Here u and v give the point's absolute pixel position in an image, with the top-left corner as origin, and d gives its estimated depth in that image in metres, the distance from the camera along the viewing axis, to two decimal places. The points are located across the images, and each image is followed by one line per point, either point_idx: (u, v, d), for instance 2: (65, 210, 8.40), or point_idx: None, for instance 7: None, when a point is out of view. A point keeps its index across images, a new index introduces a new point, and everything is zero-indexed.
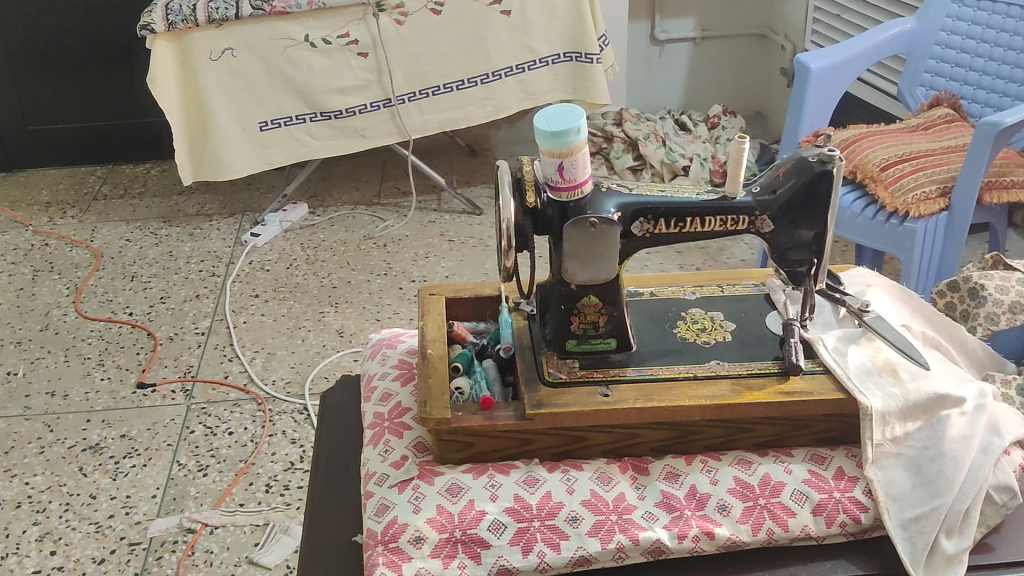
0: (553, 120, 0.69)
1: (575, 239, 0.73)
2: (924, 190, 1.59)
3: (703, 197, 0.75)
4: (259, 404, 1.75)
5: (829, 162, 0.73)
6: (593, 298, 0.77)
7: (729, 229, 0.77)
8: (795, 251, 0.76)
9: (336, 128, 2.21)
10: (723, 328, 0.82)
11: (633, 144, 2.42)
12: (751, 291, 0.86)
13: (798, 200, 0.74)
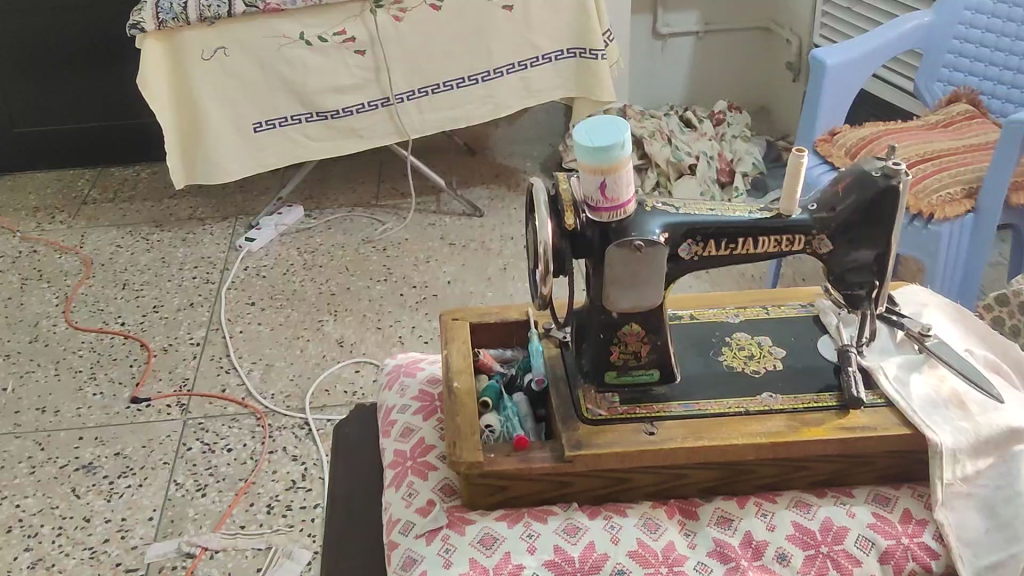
0: (595, 136, 0.63)
1: (618, 263, 0.67)
2: (949, 191, 1.53)
3: (755, 216, 0.69)
4: (258, 419, 1.69)
5: (894, 176, 0.66)
6: (636, 325, 0.71)
7: (783, 250, 0.70)
8: (854, 273, 0.70)
9: (333, 129, 2.14)
10: (772, 355, 0.76)
11: (638, 142, 2.36)
12: (799, 313, 0.80)
13: (858, 216, 0.68)
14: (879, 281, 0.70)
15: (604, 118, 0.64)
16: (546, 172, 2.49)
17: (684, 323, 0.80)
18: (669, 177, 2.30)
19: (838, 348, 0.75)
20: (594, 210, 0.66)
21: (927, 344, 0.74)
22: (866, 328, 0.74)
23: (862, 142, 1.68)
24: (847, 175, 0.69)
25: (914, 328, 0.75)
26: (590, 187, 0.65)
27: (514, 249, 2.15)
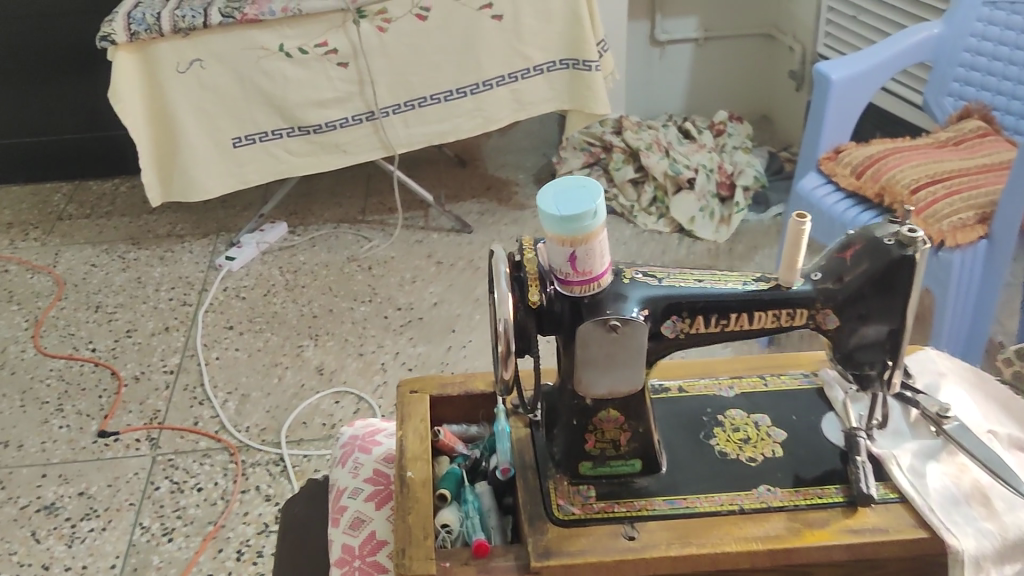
0: (562, 203, 0.54)
1: (592, 344, 0.58)
2: (961, 216, 1.42)
3: (750, 287, 0.61)
4: (231, 454, 1.60)
5: (910, 245, 0.57)
6: (615, 410, 0.63)
7: (784, 323, 0.62)
8: (865, 351, 0.62)
9: (316, 144, 2.05)
10: (772, 438, 0.69)
11: (634, 155, 2.27)
12: (802, 384, 0.73)
13: (870, 288, 0.59)
14: (892, 360, 0.62)
15: (572, 182, 0.56)
16: (539, 184, 2.40)
17: (671, 398, 0.73)
18: (667, 191, 2.21)
19: (846, 430, 0.68)
20: (564, 285, 0.58)
21: (946, 427, 0.65)
22: (875, 409, 0.67)
23: (869, 160, 1.58)
24: (856, 240, 0.60)
25: (931, 408, 0.66)
26: (558, 261, 0.56)
27: None
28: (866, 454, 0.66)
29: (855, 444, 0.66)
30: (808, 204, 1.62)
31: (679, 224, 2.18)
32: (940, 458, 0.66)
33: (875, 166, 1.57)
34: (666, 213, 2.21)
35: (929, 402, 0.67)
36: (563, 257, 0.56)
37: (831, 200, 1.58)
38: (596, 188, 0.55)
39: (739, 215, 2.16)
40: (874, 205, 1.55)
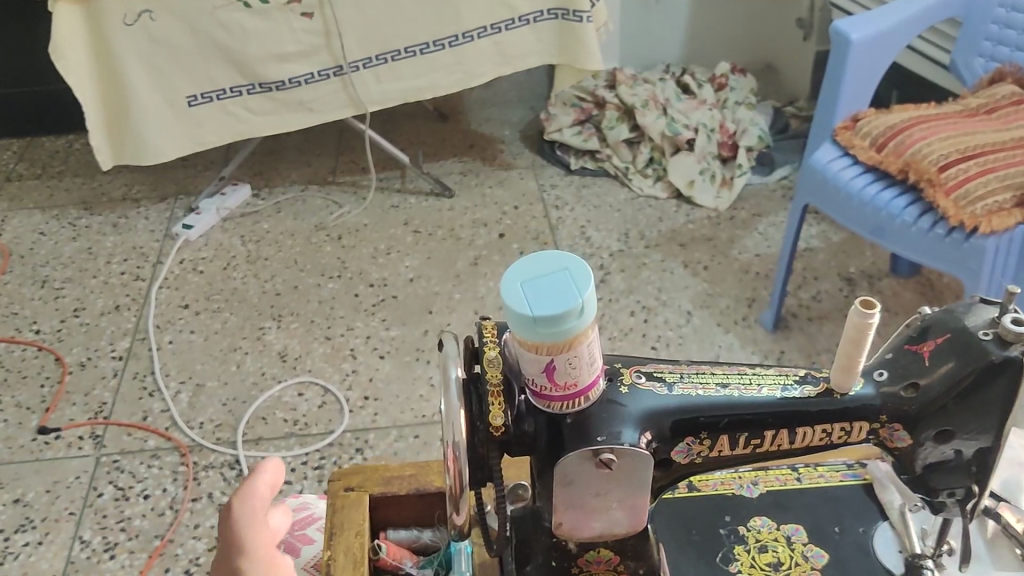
0: (539, 302, 0.44)
1: (578, 480, 0.53)
2: (997, 199, 1.26)
3: (777, 397, 0.57)
4: (181, 456, 1.45)
5: (1016, 343, 0.52)
6: (608, 550, 0.60)
7: (838, 440, 0.60)
8: (942, 477, 0.59)
9: (278, 101, 1.87)
10: (809, 561, 0.67)
11: (629, 112, 2.10)
12: (846, 480, 0.72)
13: (951, 399, 0.55)
14: (978, 486, 0.59)
15: (549, 260, 0.46)
16: (526, 142, 2.22)
17: (684, 498, 0.71)
18: (664, 153, 2.04)
19: (906, 554, 0.66)
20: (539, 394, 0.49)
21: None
22: (943, 537, 0.65)
23: (891, 131, 1.41)
24: (937, 334, 0.56)
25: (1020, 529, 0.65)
26: (532, 367, 0.47)
27: (487, 238, 1.90)
28: None
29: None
30: (822, 179, 1.44)
31: (676, 189, 2.01)
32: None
33: (898, 137, 1.40)
34: (663, 176, 2.04)
35: (1011, 517, 0.66)
36: (537, 363, 0.47)
37: (847, 176, 1.41)
38: (582, 271, 0.45)
39: (742, 178, 1.99)
40: (896, 181, 1.38)
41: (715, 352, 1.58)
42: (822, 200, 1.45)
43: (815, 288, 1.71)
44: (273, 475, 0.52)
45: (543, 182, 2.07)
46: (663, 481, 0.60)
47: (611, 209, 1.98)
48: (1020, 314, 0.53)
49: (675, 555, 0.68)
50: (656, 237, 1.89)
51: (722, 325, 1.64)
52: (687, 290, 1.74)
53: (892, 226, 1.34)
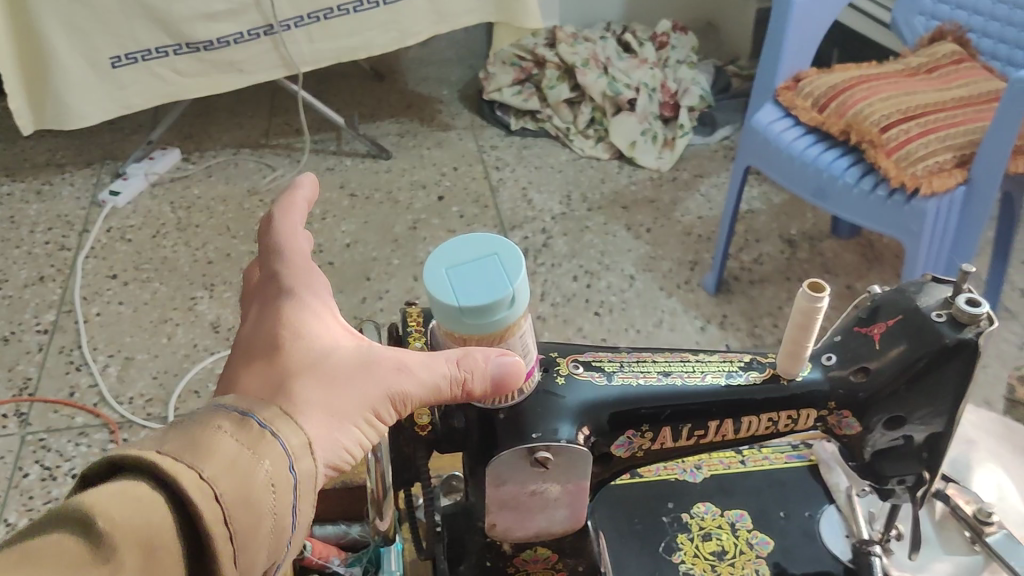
0: (465, 292, 0.45)
1: (505, 476, 0.52)
2: (937, 159, 1.25)
3: (719, 386, 0.57)
4: (111, 432, 1.40)
5: (970, 325, 0.51)
6: (545, 550, 0.60)
7: (781, 428, 0.59)
8: (892, 465, 0.59)
9: (206, 62, 1.79)
10: (754, 549, 0.66)
11: (569, 71, 2.06)
12: (791, 461, 0.72)
13: (899, 383, 0.54)
14: (929, 472, 0.58)
15: (476, 246, 0.47)
16: (465, 103, 2.17)
17: (625, 483, 0.71)
18: (605, 113, 2.01)
19: (852, 539, 0.66)
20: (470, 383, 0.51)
21: (989, 539, 0.63)
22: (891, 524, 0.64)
23: (833, 91, 1.39)
24: (888, 316, 0.55)
25: (970, 512, 0.65)
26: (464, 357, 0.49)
27: (425, 201, 1.86)
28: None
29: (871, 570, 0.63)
30: (764, 140, 1.42)
31: (618, 150, 1.98)
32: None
33: (840, 97, 1.38)
34: (605, 137, 2.01)
35: (961, 500, 0.66)
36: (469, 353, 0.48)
37: (789, 138, 1.39)
38: (510, 257, 0.46)
39: (684, 139, 1.97)
40: (838, 142, 1.37)
41: (659, 316, 1.56)
42: (763, 162, 1.44)
43: (756, 250, 1.70)
44: (310, 191, 0.56)
45: (483, 143, 2.03)
46: (605, 475, 0.59)
47: (552, 171, 1.95)
48: (974, 294, 0.51)
49: (616, 545, 0.67)
50: (598, 199, 1.86)
51: (664, 290, 1.62)
52: (630, 253, 1.71)
53: (835, 187, 1.33)
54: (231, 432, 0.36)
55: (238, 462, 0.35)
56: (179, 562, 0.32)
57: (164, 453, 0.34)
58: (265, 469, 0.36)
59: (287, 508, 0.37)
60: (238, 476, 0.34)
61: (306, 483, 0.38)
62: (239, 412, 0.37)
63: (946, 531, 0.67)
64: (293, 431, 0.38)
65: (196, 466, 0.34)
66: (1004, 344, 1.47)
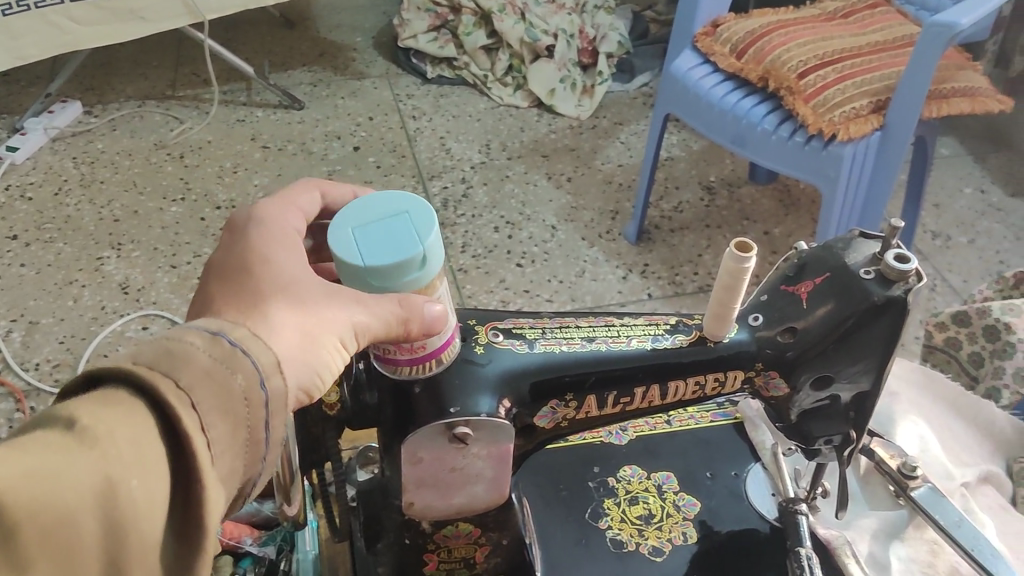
0: (371, 250, 0.44)
1: (426, 452, 0.51)
2: (855, 104, 1.24)
3: (647, 351, 0.56)
4: (17, 401, 1.34)
5: (899, 281, 0.50)
6: (467, 525, 0.58)
7: (708, 392, 0.59)
8: (819, 425, 0.58)
9: (104, 10, 1.67)
10: (682, 512, 0.66)
11: (486, 17, 1.99)
12: (717, 420, 0.72)
13: (826, 343, 0.54)
14: (855, 432, 0.58)
15: (386, 204, 0.46)
16: (379, 50, 2.11)
17: (553, 448, 0.70)
18: (524, 61, 1.97)
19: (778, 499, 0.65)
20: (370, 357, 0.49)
21: (913, 493, 0.62)
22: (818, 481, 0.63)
23: (751, 37, 1.38)
24: (815, 274, 0.54)
25: (894, 467, 0.63)
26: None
27: (341, 153, 1.81)
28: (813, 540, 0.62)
29: (797, 525, 0.60)
30: (682, 87, 1.41)
31: (537, 98, 1.95)
32: (907, 535, 0.66)
33: (758, 43, 1.37)
34: (523, 85, 1.97)
35: (885, 454, 0.65)
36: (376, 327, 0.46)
37: (707, 84, 1.38)
38: (422, 215, 0.45)
39: (603, 86, 1.95)
40: (757, 89, 1.36)
41: (581, 266, 1.55)
42: (681, 109, 1.43)
43: (676, 198, 1.69)
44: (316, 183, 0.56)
45: (399, 92, 1.98)
46: (530, 445, 0.59)
47: (471, 120, 1.91)
48: (902, 250, 0.51)
49: (543, 514, 0.66)
50: (518, 149, 1.84)
51: (586, 239, 1.61)
52: (551, 203, 1.69)
53: (755, 137, 1.32)
54: (204, 346, 0.37)
55: (212, 378, 0.36)
56: (163, 468, 0.33)
57: (142, 367, 0.35)
58: (240, 381, 0.37)
59: (258, 423, 0.38)
60: (211, 396, 0.35)
61: (274, 401, 0.39)
62: (211, 331, 0.38)
63: (871, 487, 0.70)
64: (263, 349, 0.39)
65: (171, 375, 0.35)
66: None
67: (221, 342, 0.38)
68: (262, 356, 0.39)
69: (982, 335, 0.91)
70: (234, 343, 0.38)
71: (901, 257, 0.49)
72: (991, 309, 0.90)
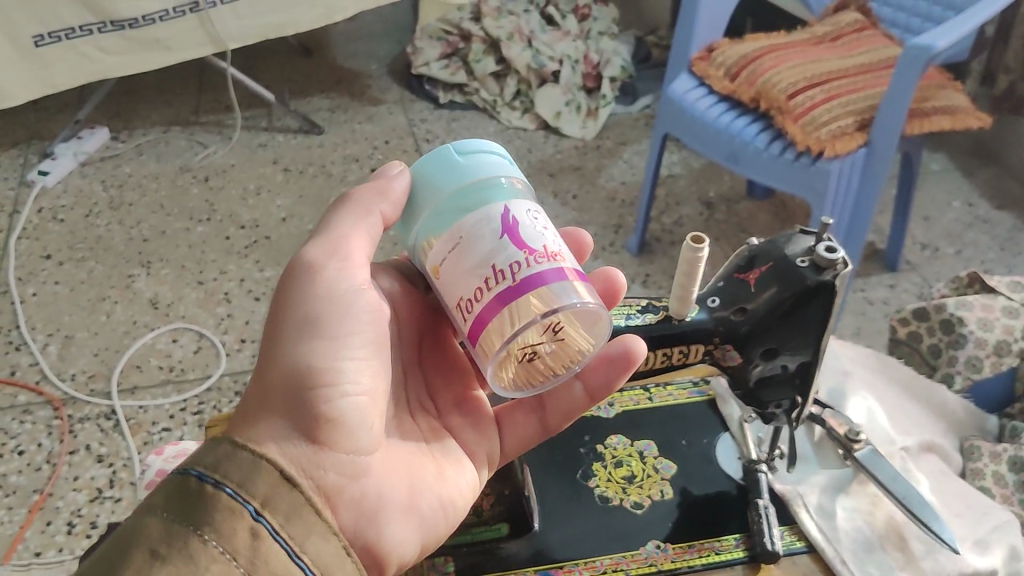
0: (450, 144, 0.59)
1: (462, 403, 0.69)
2: (840, 123, 1.32)
3: (627, 322, 0.67)
4: (55, 409, 1.42)
5: (829, 268, 0.60)
6: None
7: (679, 358, 0.68)
8: (770, 391, 0.68)
9: (132, 40, 1.61)
10: (660, 473, 0.74)
11: (496, 46, 2.10)
12: (694, 397, 0.80)
13: (771, 317, 0.63)
14: (800, 397, 0.68)
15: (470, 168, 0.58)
16: (393, 77, 2.21)
17: None
18: (531, 86, 2.06)
19: (743, 460, 0.73)
20: (498, 305, 0.51)
21: (856, 454, 0.69)
22: (776, 443, 0.71)
23: (744, 60, 1.46)
24: (761, 263, 0.64)
25: (841, 432, 0.70)
26: (490, 246, 0.52)
27: (358, 175, 1.90)
28: (769, 493, 0.70)
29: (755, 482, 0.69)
30: (679, 108, 1.49)
31: (544, 120, 2.04)
32: (851, 490, 0.70)
33: (751, 66, 1.44)
34: (530, 108, 2.06)
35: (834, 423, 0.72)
36: (491, 233, 0.53)
37: (702, 105, 1.46)
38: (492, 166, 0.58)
39: (607, 109, 2.04)
40: (749, 108, 1.45)
41: (586, 277, 1.63)
42: (678, 127, 1.51)
43: (677, 213, 1.78)
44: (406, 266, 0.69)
45: (413, 117, 2.07)
46: None
47: (480, 143, 2.00)
48: (833, 243, 0.61)
49: (538, 475, 0.73)
50: (526, 168, 1.92)
51: (590, 252, 1.69)
52: (557, 219, 1.78)
53: (747, 152, 1.40)
54: (170, 492, 0.44)
55: (171, 544, 0.41)
56: None
57: (113, 557, 0.40)
58: (216, 544, 0.42)
59: (269, 552, 0.44)
60: (178, 558, 0.41)
61: (284, 506, 0.46)
62: (182, 471, 0.45)
63: (822, 451, 0.74)
64: (238, 471, 0.46)
65: (146, 551, 0.41)
66: (900, 294, 1.58)
67: (189, 486, 0.44)
68: (245, 473, 0.46)
69: (940, 329, 0.99)
70: (207, 475, 0.45)
71: (829, 246, 0.60)
72: (946, 305, 0.99)
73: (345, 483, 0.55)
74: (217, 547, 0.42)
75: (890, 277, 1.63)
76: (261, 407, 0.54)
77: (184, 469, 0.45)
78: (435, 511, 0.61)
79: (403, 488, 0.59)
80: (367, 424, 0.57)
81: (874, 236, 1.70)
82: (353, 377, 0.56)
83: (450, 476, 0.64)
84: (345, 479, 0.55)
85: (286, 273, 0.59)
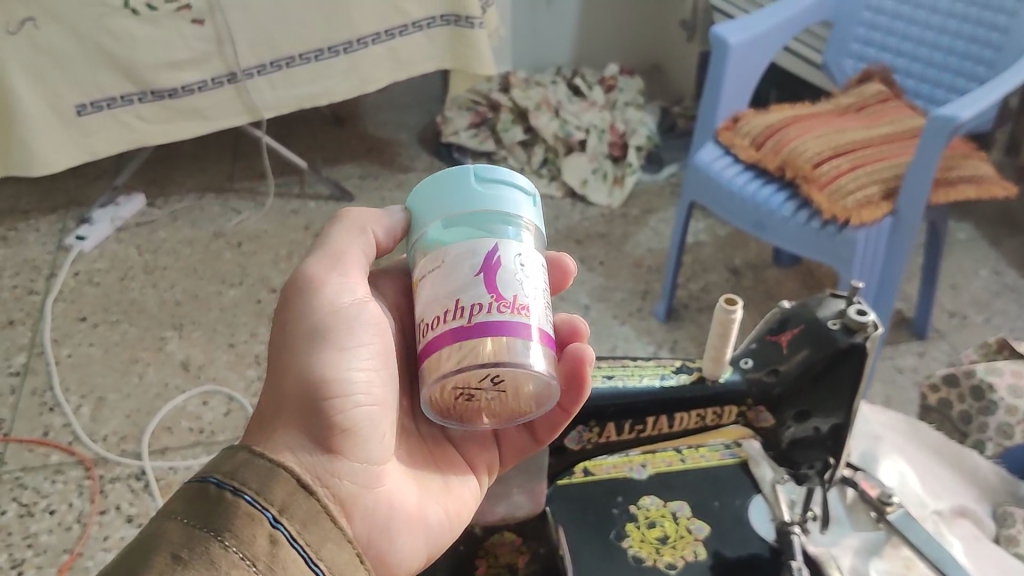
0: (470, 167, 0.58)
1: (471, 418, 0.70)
2: (866, 192, 1.33)
3: (662, 383, 0.68)
4: (87, 469, 1.43)
5: (859, 331, 0.62)
6: (511, 533, 0.73)
7: (712, 420, 0.69)
8: (803, 452, 0.68)
9: (170, 110, 1.66)
10: (694, 535, 0.74)
11: (523, 115, 2.15)
12: (726, 459, 0.80)
13: (802, 379, 0.65)
14: (833, 458, 0.68)
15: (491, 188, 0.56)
16: (423, 145, 2.26)
17: (579, 482, 0.77)
18: (558, 154, 2.09)
19: (776, 522, 0.74)
20: (444, 341, 0.52)
21: (889, 516, 0.68)
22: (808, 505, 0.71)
23: (769, 131, 1.48)
24: (794, 325, 0.65)
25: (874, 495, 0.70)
26: (464, 279, 0.52)
27: None
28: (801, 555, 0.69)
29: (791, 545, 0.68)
30: (704, 176, 1.51)
31: (570, 189, 2.07)
32: (884, 554, 0.72)
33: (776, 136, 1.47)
34: (557, 176, 2.08)
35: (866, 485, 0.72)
36: (471, 266, 0.52)
37: (728, 172, 1.49)
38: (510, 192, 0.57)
39: (633, 177, 2.07)
40: (774, 177, 1.46)
41: (613, 342, 1.64)
42: (705, 197, 1.53)
43: (704, 280, 1.79)
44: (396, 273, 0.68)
45: None
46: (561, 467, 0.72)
47: None
48: (863, 306, 0.62)
49: (573, 536, 0.73)
50: (553, 235, 1.94)
51: (617, 317, 1.70)
52: (584, 285, 1.79)
53: (771, 218, 1.42)
54: (186, 500, 0.45)
55: (193, 547, 0.42)
56: None
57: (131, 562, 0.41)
58: (234, 551, 0.43)
59: (287, 558, 0.45)
60: (199, 562, 0.42)
61: (302, 513, 0.47)
62: (199, 479, 0.46)
63: (855, 513, 0.75)
64: (255, 476, 0.46)
65: (164, 556, 0.41)
66: (928, 362, 1.58)
67: (208, 492, 0.45)
68: (262, 481, 0.47)
69: (970, 395, 1.00)
70: (225, 482, 0.46)
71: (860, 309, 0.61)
72: (976, 371, 1.00)
73: (359, 492, 0.56)
74: (236, 552, 0.43)
75: (919, 344, 1.62)
76: (277, 420, 0.55)
77: (202, 476, 0.46)
78: (443, 523, 0.63)
79: (412, 502, 0.61)
80: (379, 434, 0.58)
81: (902, 304, 1.71)
82: (365, 388, 0.57)
83: (457, 498, 0.65)
84: (361, 491, 0.56)
85: (292, 288, 0.59)
